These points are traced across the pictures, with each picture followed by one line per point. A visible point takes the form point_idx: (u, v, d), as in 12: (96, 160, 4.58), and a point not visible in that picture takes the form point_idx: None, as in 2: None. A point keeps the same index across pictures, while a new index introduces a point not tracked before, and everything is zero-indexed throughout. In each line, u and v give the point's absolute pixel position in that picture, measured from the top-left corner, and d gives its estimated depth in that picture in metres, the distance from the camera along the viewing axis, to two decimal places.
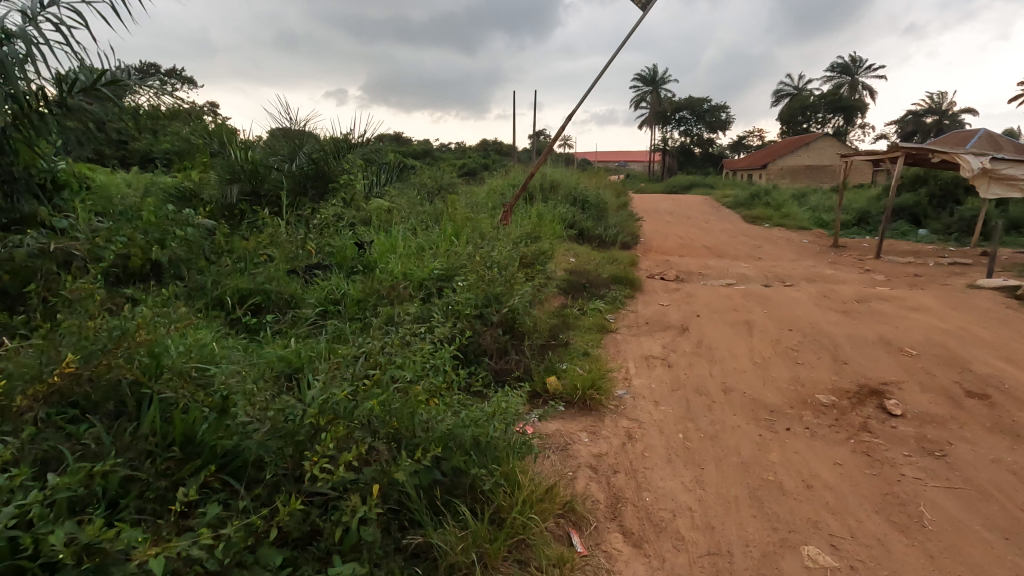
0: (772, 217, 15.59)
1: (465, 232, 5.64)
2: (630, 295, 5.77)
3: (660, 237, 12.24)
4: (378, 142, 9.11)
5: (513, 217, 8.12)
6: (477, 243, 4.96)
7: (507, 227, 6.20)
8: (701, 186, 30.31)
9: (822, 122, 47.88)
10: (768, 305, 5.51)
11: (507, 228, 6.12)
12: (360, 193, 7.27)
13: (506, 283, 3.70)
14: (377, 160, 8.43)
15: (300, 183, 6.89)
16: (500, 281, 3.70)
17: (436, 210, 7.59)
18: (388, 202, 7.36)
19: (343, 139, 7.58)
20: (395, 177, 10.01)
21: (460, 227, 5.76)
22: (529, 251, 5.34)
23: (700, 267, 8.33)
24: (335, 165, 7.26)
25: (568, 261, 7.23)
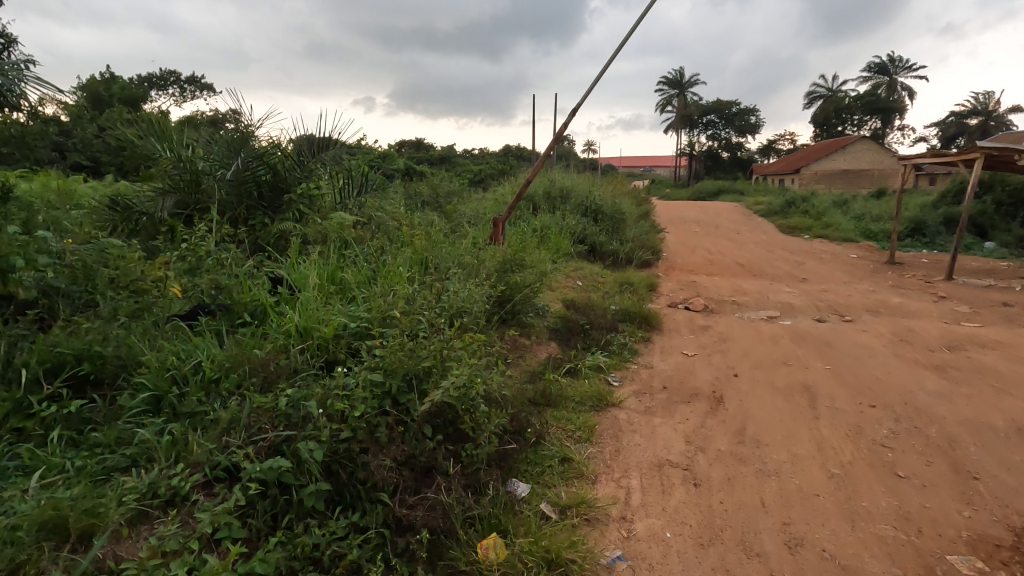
0: (813, 227, 14.01)
1: (430, 261, 4.39)
2: (643, 339, 4.46)
3: (686, 251, 10.85)
4: (360, 146, 7.98)
5: (508, 233, 6.87)
6: (434, 277, 3.75)
7: (490, 250, 4.92)
8: (732, 193, 28.58)
9: (858, 124, 45.54)
10: (830, 356, 4.12)
11: (489, 250, 4.84)
12: (324, 207, 6.14)
13: (443, 349, 2.43)
14: (354, 166, 7.25)
15: (250, 193, 5.66)
16: (433, 345, 2.44)
17: (416, 226, 6.37)
18: (358, 216, 6.21)
19: (307, 141, 6.44)
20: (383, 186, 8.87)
21: (425, 251, 4.50)
22: (507, 282, 4.06)
23: (734, 292, 6.93)
24: (296, 172, 6.11)
25: (573, 289, 5.94)
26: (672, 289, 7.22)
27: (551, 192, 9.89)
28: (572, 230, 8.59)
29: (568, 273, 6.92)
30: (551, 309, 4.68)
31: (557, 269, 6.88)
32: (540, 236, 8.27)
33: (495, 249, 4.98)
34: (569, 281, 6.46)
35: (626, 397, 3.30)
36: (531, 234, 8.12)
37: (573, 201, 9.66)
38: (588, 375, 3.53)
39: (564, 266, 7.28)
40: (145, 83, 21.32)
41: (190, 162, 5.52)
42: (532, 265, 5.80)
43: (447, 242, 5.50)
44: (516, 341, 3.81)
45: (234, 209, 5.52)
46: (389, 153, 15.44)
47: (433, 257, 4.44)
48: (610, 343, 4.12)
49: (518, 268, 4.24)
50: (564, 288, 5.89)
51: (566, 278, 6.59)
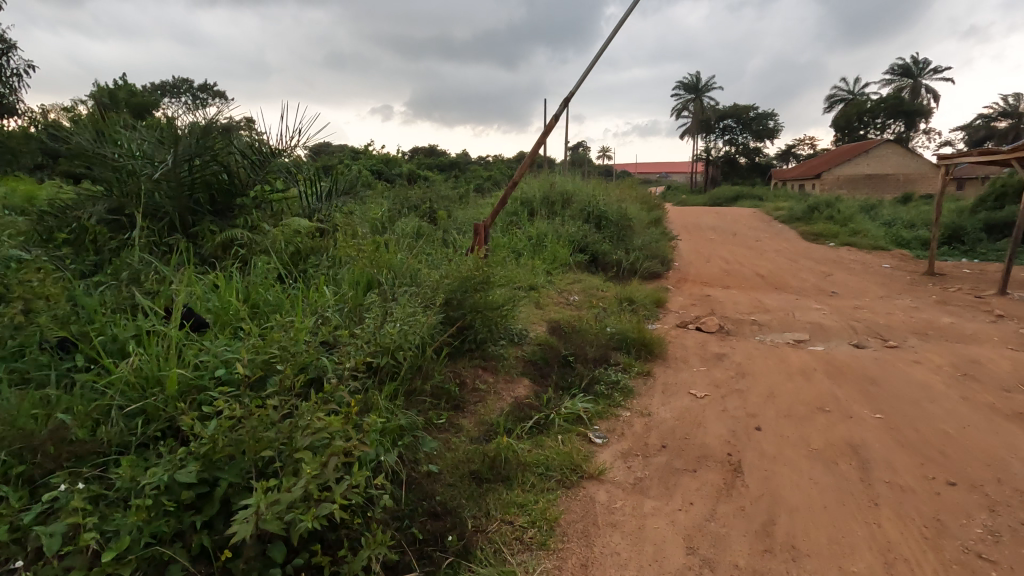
0: (839, 234, 13.00)
1: (378, 281, 3.62)
2: (642, 375, 3.61)
3: (699, 260, 9.95)
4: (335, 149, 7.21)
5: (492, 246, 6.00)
6: (369, 304, 2.97)
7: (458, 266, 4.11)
8: (750, 199, 27.50)
9: (881, 127, 44.08)
10: (879, 401, 3.23)
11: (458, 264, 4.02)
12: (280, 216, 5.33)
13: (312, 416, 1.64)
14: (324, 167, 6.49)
15: (189, 197, 4.68)
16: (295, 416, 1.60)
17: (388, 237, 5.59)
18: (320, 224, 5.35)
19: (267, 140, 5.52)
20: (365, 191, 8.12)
21: (374, 269, 3.72)
22: (464, 306, 3.28)
23: (753, 310, 6.02)
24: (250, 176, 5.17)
25: (565, 310, 5.08)
26: (681, 306, 6.35)
27: (551, 196, 9.06)
28: (571, 238, 7.77)
29: (562, 289, 6.08)
30: (528, 336, 3.85)
31: (548, 285, 6.06)
32: (534, 246, 7.45)
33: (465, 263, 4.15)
34: (562, 298, 5.64)
35: (609, 463, 2.47)
36: (523, 245, 7.30)
37: (574, 207, 8.81)
38: (563, 432, 2.70)
39: (559, 280, 6.45)
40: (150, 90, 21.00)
41: (128, 150, 4.53)
42: (510, 287, 4.99)
43: (415, 255, 4.70)
44: (473, 384, 3.00)
45: (179, 213, 4.58)
46: (387, 157, 14.76)
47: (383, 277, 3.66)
48: (598, 381, 3.27)
49: (485, 288, 3.40)
50: (554, 308, 5.05)
51: (557, 295, 5.76)
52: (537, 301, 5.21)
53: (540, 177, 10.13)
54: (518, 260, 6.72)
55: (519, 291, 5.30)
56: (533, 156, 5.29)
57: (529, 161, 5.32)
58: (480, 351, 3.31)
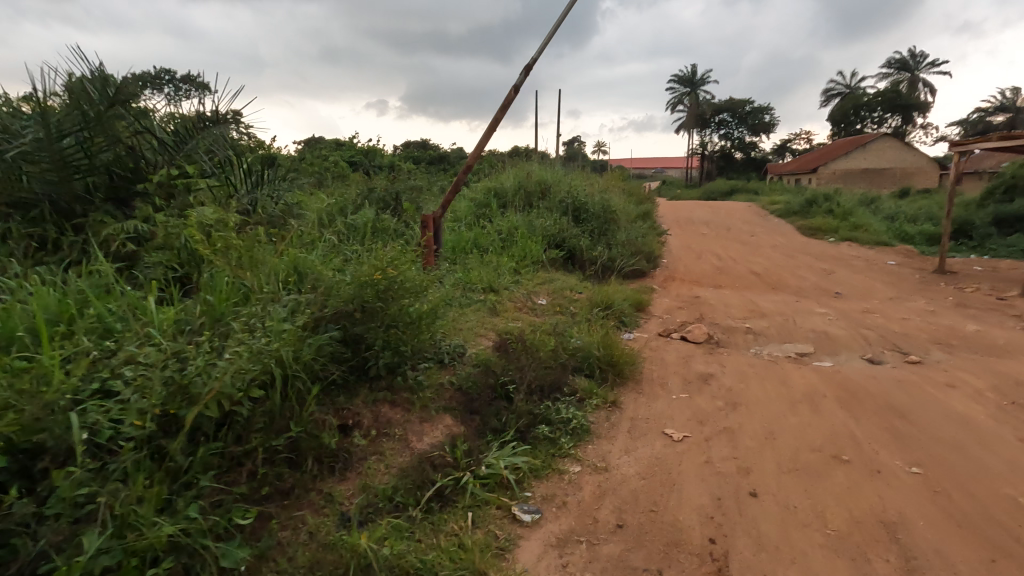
0: (840, 228, 12.26)
1: (265, 287, 2.81)
2: (604, 408, 2.81)
3: (690, 256, 9.17)
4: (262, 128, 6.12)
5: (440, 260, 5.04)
6: (222, 329, 2.13)
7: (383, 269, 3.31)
8: (746, 193, 26.75)
9: (879, 121, 43.40)
10: (914, 445, 2.45)
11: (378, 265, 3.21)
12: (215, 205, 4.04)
13: None
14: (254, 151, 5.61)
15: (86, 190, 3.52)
16: None
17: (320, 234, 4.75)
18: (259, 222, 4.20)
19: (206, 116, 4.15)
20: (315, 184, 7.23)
21: (265, 271, 2.93)
22: (364, 322, 2.51)
23: (747, 314, 5.24)
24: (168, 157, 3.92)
25: (524, 320, 4.26)
26: (665, 309, 5.56)
27: (527, 185, 8.21)
28: (546, 233, 6.95)
29: (528, 293, 5.27)
30: (463, 356, 3.05)
31: (512, 288, 5.25)
32: (503, 242, 6.64)
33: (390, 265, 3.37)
34: (525, 304, 4.83)
35: (534, 570, 1.68)
36: (490, 241, 6.48)
37: (553, 198, 7.98)
38: (477, 506, 1.92)
39: (527, 282, 5.65)
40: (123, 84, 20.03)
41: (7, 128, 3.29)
42: (450, 298, 4.16)
43: (337, 254, 3.87)
44: (361, 433, 2.23)
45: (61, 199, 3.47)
46: (364, 148, 13.89)
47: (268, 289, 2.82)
48: (543, 422, 2.47)
49: (394, 299, 2.58)
50: (511, 318, 4.22)
51: (520, 300, 4.95)
52: (493, 308, 4.41)
53: (517, 167, 9.29)
54: (480, 260, 5.88)
55: (471, 299, 4.49)
56: (490, 132, 4.46)
57: (487, 139, 4.48)
58: (387, 381, 2.52)
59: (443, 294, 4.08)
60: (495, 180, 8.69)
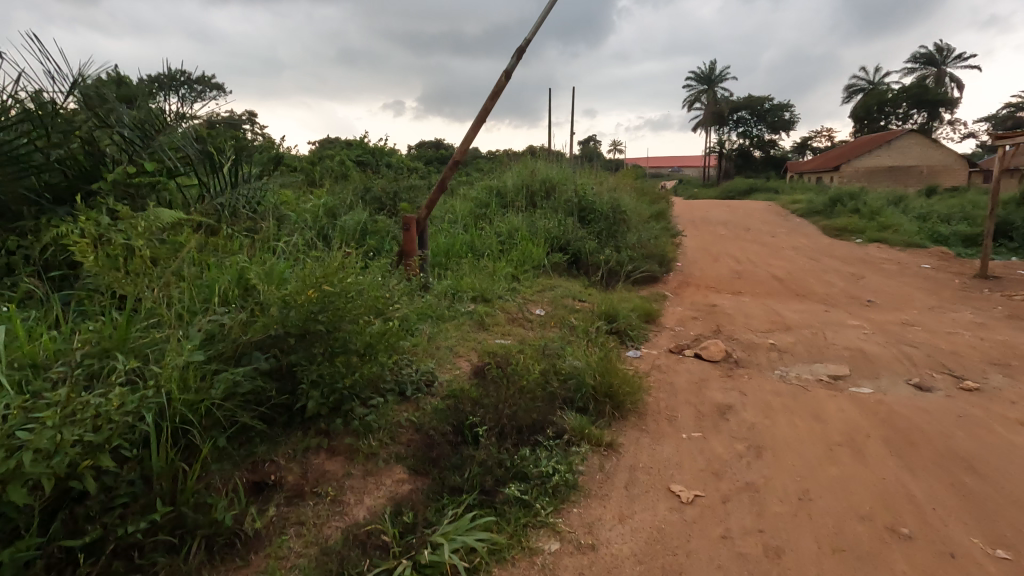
0: (867, 229, 11.56)
1: (194, 307, 2.36)
2: (597, 455, 2.31)
3: (706, 259, 8.59)
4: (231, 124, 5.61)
5: (428, 268, 4.56)
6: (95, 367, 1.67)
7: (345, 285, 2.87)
8: (765, 192, 25.93)
9: (904, 117, 42.06)
10: (994, 518, 1.92)
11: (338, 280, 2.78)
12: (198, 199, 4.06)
13: None
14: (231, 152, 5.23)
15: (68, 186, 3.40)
16: None
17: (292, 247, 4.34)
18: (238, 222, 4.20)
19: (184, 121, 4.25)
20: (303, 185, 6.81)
21: (198, 288, 2.48)
22: (298, 350, 2.07)
23: (770, 327, 4.67)
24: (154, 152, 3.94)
25: (515, 336, 3.77)
26: (677, 321, 5.02)
27: (531, 184, 7.72)
28: (550, 235, 6.45)
29: (525, 304, 4.77)
30: (432, 386, 2.58)
31: (507, 298, 4.76)
32: (503, 245, 6.16)
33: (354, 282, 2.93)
34: (519, 317, 4.34)
35: None
36: (488, 244, 6.00)
37: (558, 198, 7.47)
38: None
39: (525, 290, 5.16)
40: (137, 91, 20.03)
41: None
42: (430, 312, 3.69)
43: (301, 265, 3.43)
44: (281, 496, 1.78)
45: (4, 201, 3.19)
46: (369, 146, 13.50)
47: (196, 311, 2.35)
48: (517, 477, 1.99)
49: (336, 325, 2.12)
50: (500, 334, 3.73)
51: (514, 311, 4.46)
52: (482, 321, 3.93)
53: (521, 164, 8.79)
54: (475, 266, 5.40)
55: (458, 312, 4.02)
56: (478, 126, 4.03)
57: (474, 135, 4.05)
58: (326, 422, 2.07)
59: (422, 309, 3.62)
60: (498, 180, 8.21)
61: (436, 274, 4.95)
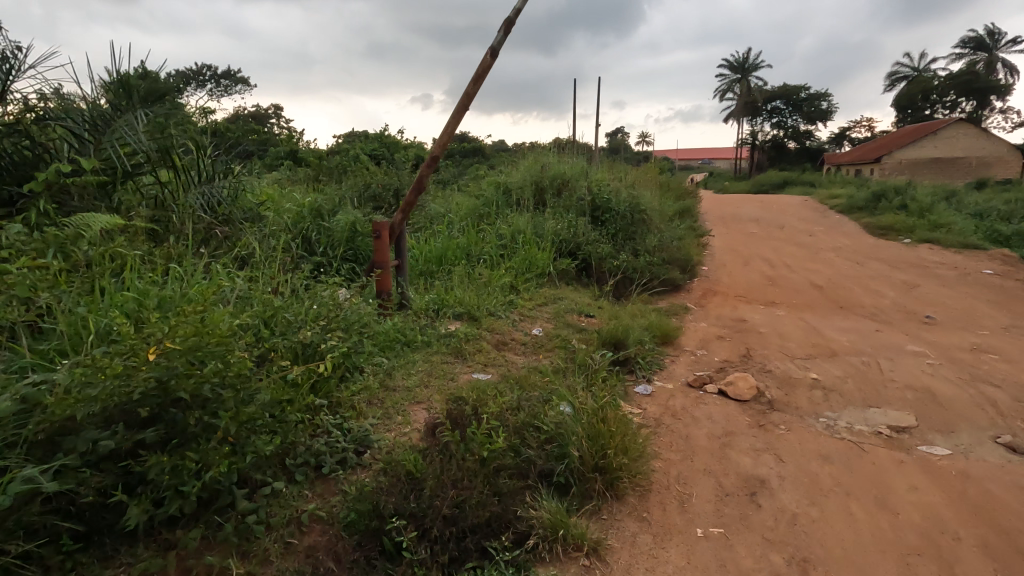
0: (916, 228, 10.53)
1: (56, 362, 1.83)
2: (573, 570, 1.69)
3: (735, 263, 7.79)
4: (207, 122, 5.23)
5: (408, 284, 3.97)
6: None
7: (268, 316, 2.30)
8: (800, 185, 24.59)
9: (951, 105, 39.72)
10: None
11: (257, 315, 2.24)
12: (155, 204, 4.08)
13: None
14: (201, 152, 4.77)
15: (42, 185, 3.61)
16: None
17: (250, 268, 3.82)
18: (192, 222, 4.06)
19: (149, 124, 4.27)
20: (289, 191, 6.32)
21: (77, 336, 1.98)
22: (157, 423, 1.51)
23: (811, 354, 3.93)
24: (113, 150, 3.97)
25: (500, 367, 3.14)
26: (700, 342, 4.31)
27: (541, 180, 7.04)
28: (558, 237, 5.79)
29: (521, 320, 4.14)
30: (365, 454, 1.98)
31: (500, 313, 4.13)
32: (505, 249, 5.53)
33: (281, 312, 2.36)
34: (511, 340, 3.72)
35: None
36: (487, 248, 5.38)
37: (570, 195, 6.78)
38: None
39: (524, 303, 4.52)
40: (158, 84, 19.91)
41: None
42: (397, 339, 3.11)
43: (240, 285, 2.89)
44: None
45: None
46: (380, 139, 12.96)
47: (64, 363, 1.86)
48: None
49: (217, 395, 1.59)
50: (481, 366, 3.10)
51: (506, 332, 3.83)
52: (462, 347, 3.31)
53: (533, 158, 8.13)
54: (469, 275, 4.79)
55: (435, 334, 3.41)
56: (459, 117, 3.41)
57: (454, 128, 3.44)
58: (190, 529, 1.50)
59: (386, 335, 3.03)
60: (507, 176, 7.56)
61: (422, 287, 4.36)
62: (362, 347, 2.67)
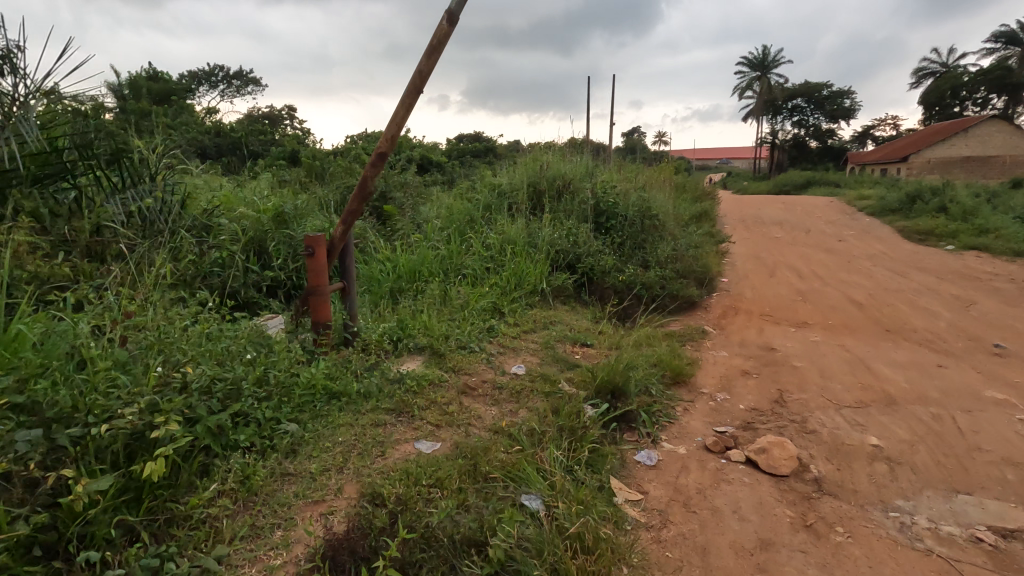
0: (958, 233, 9.56)
1: None
2: None
3: (759, 274, 6.95)
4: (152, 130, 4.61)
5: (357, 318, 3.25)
6: None
7: (87, 388, 1.61)
8: (824, 186, 23.47)
9: (983, 102, 38.06)
10: None
11: (61, 393, 1.54)
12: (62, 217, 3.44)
13: None
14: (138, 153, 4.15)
15: None
16: None
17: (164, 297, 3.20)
18: (98, 245, 3.44)
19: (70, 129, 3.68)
20: (253, 197, 5.64)
21: None
22: None
23: (864, 404, 3.11)
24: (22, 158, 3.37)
25: (458, 431, 2.40)
26: (721, 381, 3.52)
27: (540, 181, 6.26)
28: (555, 247, 5.02)
29: (500, 355, 3.39)
30: None
31: (475, 345, 3.38)
32: (491, 260, 4.77)
33: (108, 379, 1.68)
34: (482, 383, 2.97)
35: None
36: (470, 261, 4.64)
37: (572, 198, 6.00)
38: None
39: (507, 329, 3.78)
40: (158, 83, 19.47)
41: None
42: (321, 391, 2.40)
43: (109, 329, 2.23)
44: None
45: None
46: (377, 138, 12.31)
47: None
48: None
49: None
50: (432, 430, 2.36)
51: (478, 373, 3.08)
52: (410, 399, 2.56)
53: (533, 155, 7.36)
54: (445, 295, 4.06)
55: (381, 381, 2.67)
56: (410, 103, 2.66)
57: (405, 116, 2.69)
58: None
59: (304, 387, 2.32)
60: (503, 177, 6.81)
61: (384, 312, 3.64)
62: (252, 414, 1.97)
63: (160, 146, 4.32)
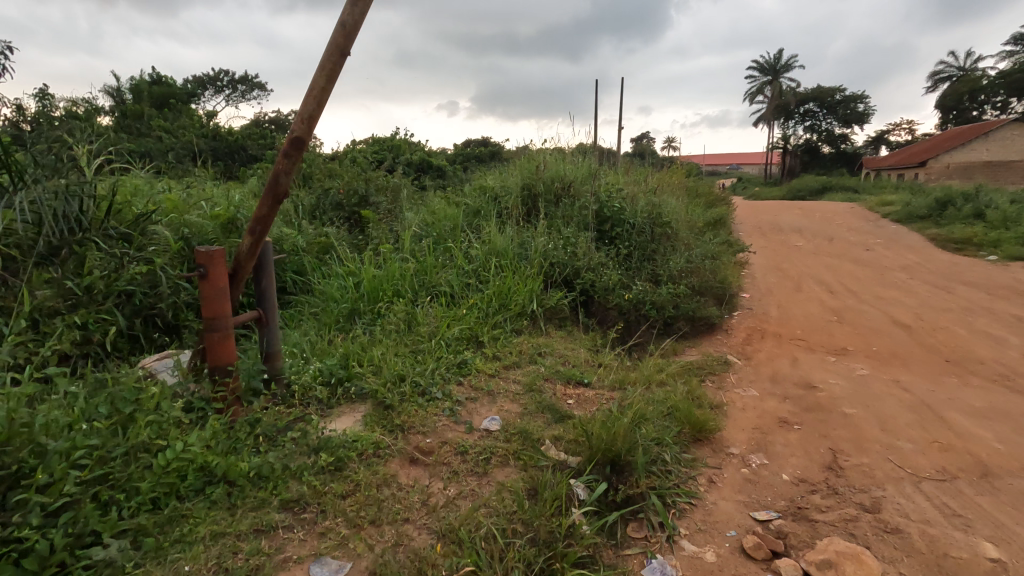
0: (998, 241, 8.73)
1: None
2: None
3: (784, 288, 6.16)
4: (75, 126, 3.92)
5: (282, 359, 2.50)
6: None
7: None
8: (841, 191, 22.63)
9: (1002, 106, 37.03)
10: None
11: None
12: None
13: None
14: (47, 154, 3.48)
15: None
16: None
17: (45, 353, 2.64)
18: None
19: None
20: (206, 201, 4.93)
21: None
22: None
23: (951, 476, 2.34)
24: None
25: (389, 536, 1.67)
26: (755, 435, 2.75)
27: (535, 183, 5.53)
28: (550, 260, 4.27)
29: (469, 402, 2.64)
30: None
31: (437, 388, 2.63)
32: (472, 275, 4.03)
33: None
34: (439, 448, 2.23)
35: None
36: (447, 277, 3.90)
37: (572, 203, 5.25)
38: None
39: (485, 365, 3.03)
40: (155, 86, 19.03)
41: None
42: (193, 472, 1.69)
43: None
44: None
45: None
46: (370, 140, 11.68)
47: None
48: None
49: None
50: (349, 535, 1.64)
51: (436, 432, 2.33)
52: (326, 484, 1.81)
53: (530, 154, 6.61)
54: (411, 319, 3.32)
55: (292, 452, 1.94)
56: (332, 67, 1.92)
57: (324, 86, 1.93)
58: None
59: (157, 475, 1.60)
60: (495, 179, 6.08)
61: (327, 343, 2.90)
62: (32, 539, 1.27)
63: (77, 144, 3.63)
